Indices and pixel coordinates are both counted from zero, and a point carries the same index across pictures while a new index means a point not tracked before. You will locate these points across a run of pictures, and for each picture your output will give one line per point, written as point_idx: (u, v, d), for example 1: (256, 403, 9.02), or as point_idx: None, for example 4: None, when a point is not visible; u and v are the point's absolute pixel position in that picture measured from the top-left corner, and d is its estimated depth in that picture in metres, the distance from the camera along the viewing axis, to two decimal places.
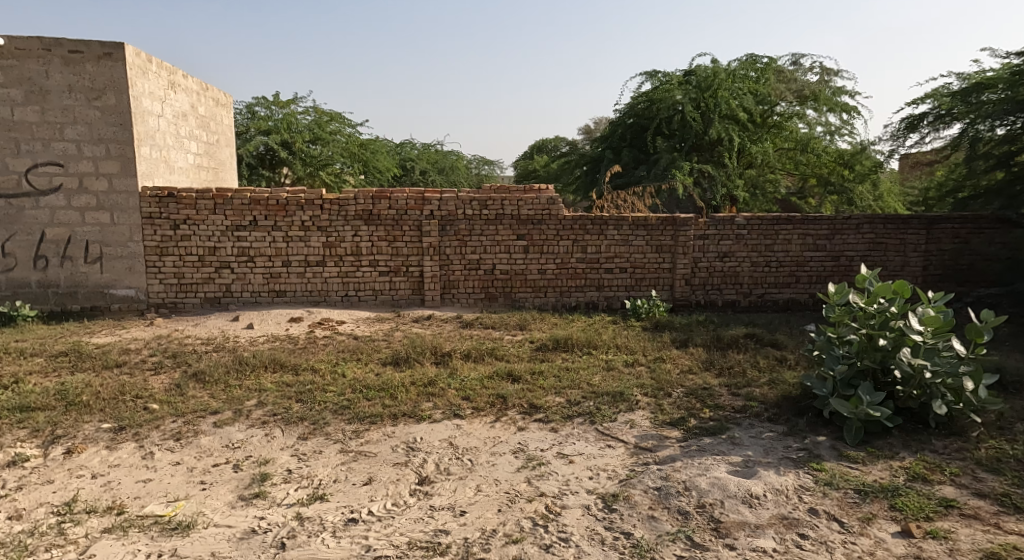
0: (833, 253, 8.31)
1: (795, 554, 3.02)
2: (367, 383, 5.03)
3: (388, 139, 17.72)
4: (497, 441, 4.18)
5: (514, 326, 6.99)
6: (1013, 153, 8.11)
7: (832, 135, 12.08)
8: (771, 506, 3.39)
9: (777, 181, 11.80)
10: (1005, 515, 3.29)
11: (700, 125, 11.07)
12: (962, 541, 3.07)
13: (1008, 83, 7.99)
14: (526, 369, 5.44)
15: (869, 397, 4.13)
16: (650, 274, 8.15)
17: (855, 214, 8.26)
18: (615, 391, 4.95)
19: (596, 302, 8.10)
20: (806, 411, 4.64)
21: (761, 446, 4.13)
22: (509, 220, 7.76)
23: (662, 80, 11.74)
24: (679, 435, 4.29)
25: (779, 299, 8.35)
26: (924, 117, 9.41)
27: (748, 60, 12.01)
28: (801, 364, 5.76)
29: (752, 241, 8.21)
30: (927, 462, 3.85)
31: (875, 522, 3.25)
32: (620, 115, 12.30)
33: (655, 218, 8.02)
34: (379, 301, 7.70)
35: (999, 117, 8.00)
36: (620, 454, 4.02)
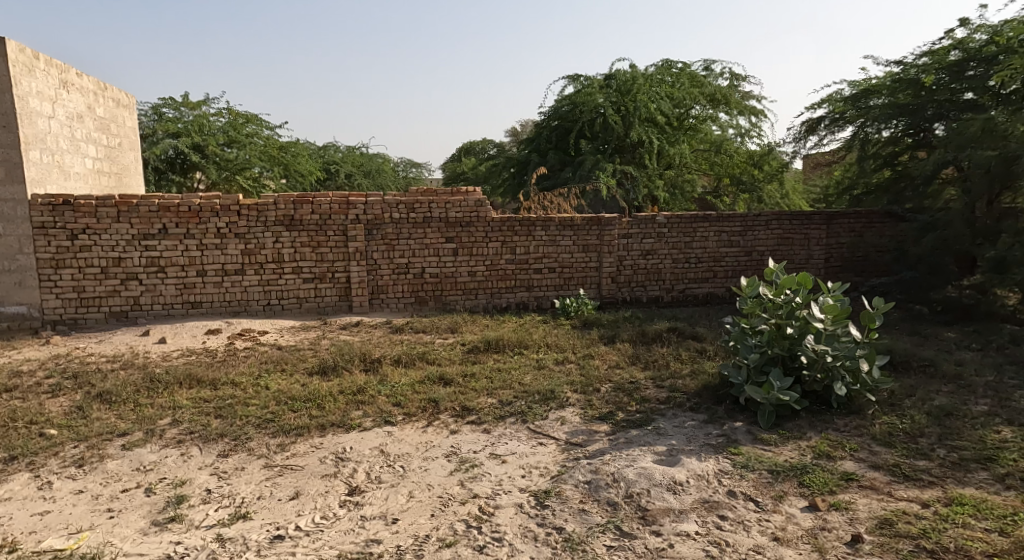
0: (746, 249, 8.80)
1: (716, 536, 3.18)
2: (293, 394, 4.89)
3: (308, 142, 17.22)
4: (429, 446, 4.17)
5: (445, 329, 6.99)
6: (896, 153, 9.21)
7: (742, 137, 12.83)
8: (693, 491, 3.57)
9: (695, 181, 12.22)
10: (897, 483, 3.60)
11: (621, 128, 11.41)
12: (861, 510, 3.33)
13: (891, 90, 9.00)
14: (458, 372, 5.45)
15: (779, 382, 4.42)
16: (578, 273, 8.34)
17: (764, 211, 8.77)
18: (546, 390, 5.04)
19: (526, 303, 8.20)
20: (725, 399, 4.90)
21: (684, 434, 4.33)
22: (437, 223, 7.75)
23: (584, 83, 12.02)
24: (607, 428, 4.43)
25: (698, 293, 8.75)
26: (821, 120, 10.14)
27: (664, 66, 12.57)
28: (719, 354, 6.07)
29: (672, 239, 8.56)
30: (831, 440, 4.15)
31: (786, 499, 3.48)
32: (545, 117, 12.48)
33: (581, 219, 8.21)
34: (304, 309, 7.50)
35: (885, 120, 8.97)
36: (552, 451, 4.11)
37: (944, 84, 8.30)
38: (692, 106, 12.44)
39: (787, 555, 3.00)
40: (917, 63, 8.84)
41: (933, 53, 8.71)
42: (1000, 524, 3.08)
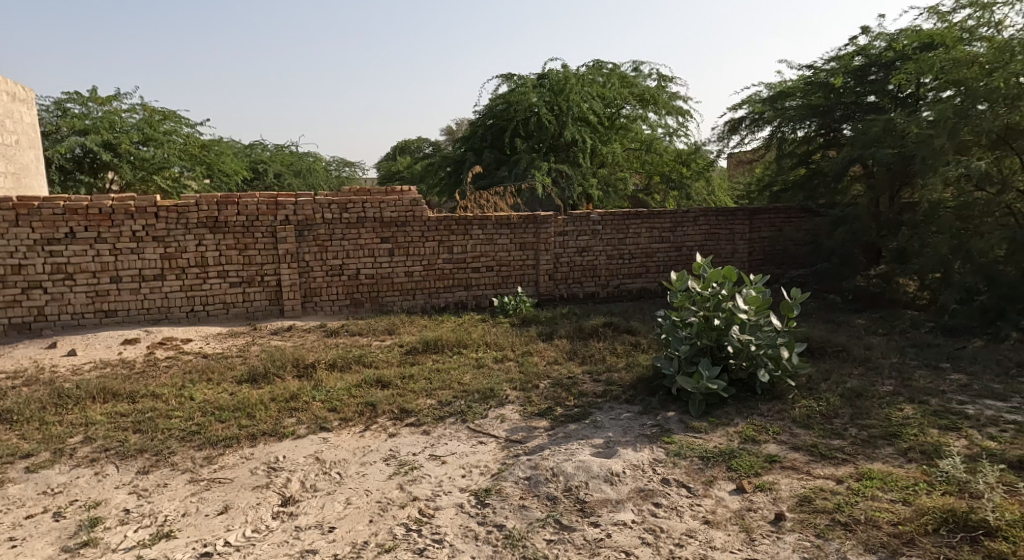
0: (676, 244, 9.11)
1: (651, 523, 3.29)
2: (220, 404, 4.70)
3: (233, 141, 16.55)
4: (367, 450, 4.10)
5: (382, 331, 6.88)
6: (810, 152, 9.76)
7: (671, 136, 13.25)
8: (629, 481, 3.66)
9: (627, 179, 12.52)
10: (815, 462, 3.82)
11: (555, 127, 11.55)
12: (783, 489, 3.52)
13: (804, 92, 9.53)
14: (395, 374, 5.38)
15: (707, 372, 4.61)
16: (516, 271, 8.40)
17: (692, 207, 9.09)
18: (485, 389, 5.05)
19: (464, 302, 8.19)
20: (658, 390, 5.06)
21: (620, 426, 4.44)
22: (372, 223, 7.62)
23: (518, 82, 12.01)
24: (546, 424, 4.49)
25: (632, 288, 8.98)
26: (742, 121, 10.62)
27: (595, 67, 12.80)
28: (652, 347, 6.25)
29: (606, 236, 8.75)
30: (756, 425, 4.36)
31: (715, 483, 3.63)
32: (479, 116, 12.44)
33: (516, 217, 8.27)
34: (232, 315, 7.21)
35: (798, 120, 9.50)
36: (492, 449, 4.13)
37: (849, 87, 8.89)
38: (622, 105, 12.75)
39: (717, 537, 3.13)
40: (826, 68, 9.42)
41: (839, 58, 9.31)
42: (906, 495, 3.32)
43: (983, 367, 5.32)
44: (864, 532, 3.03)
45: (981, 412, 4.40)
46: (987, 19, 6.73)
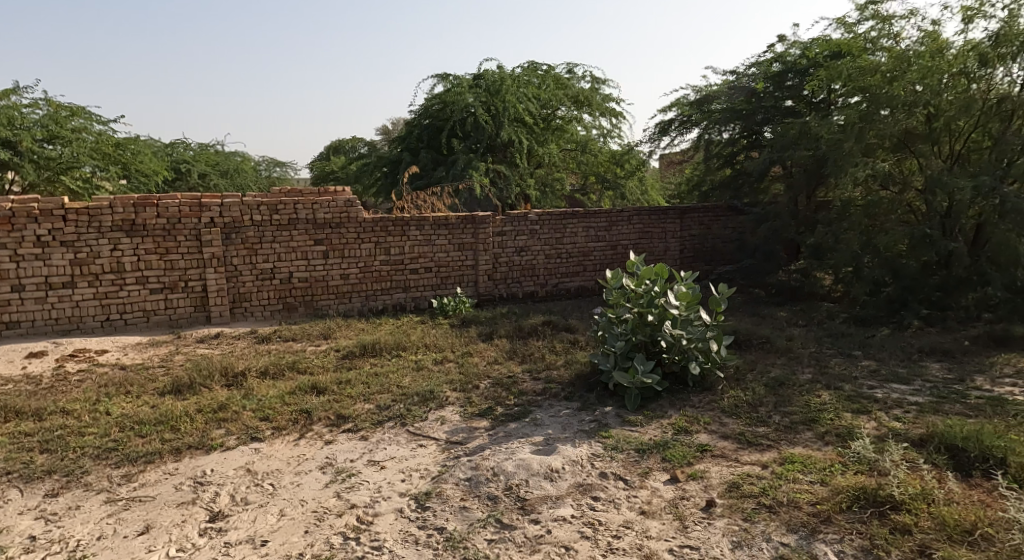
0: (611, 243, 9.31)
1: (590, 517, 3.34)
2: (140, 417, 4.46)
3: (152, 139, 15.69)
4: (302, 459, 3.99)
5: (317, 336, 6.71)
6: (735, 153, 10.20)
7: (605, 137, 13.53)
8: (569, 477, 3.72)
9: (563, 179, 12.69)
10: (743, 449, 3.99)
11: (492, 128, 11.58)
12: (714, 477, 3.66)
13: (729, 96, 9.95)
14: (331, 379, 5.25)
15: (642, 366, 4.73)
16: (454, 272, 8.36)
17: (626, 207, 9.31)
18: (424, 391, 5.01)
19: (403, 304, 8.09)
20: (595, 386, 5.16)
21: (559, 423, 4.50)
22: (304, 225, 7.42)
23: (453, 82, 11.97)
24: (486, 424, 4.50)
25: (570, 287, 9.12)
26: (672, 123, 10.98)
27: (530, 68, 12.92)
28: (590, 344, 6.37)
29: (544, 235, 8.84)
30: (688, 416, 4.52)
31: (651, 474, 3.74)
32: (415, 116, 12.28)
33: (454, 217, 8.24)
34: (153, 323, 6.86)
35: (723, 123, 9.91)
36: (432, 451, 4.10)
37: (769, 92, 9.34)
38: (557, 107, 12.91)
39: (653, 527, 3.22)
40: (747, 73, 9.88)
41: (759, 64, 9.78)
42: (823, 476, 3.52)
43: (891, 354, 5.71)
44: (787, 513, 3.19)
45: (888, 395, 4.71)
46: (887, 30, 7.19)
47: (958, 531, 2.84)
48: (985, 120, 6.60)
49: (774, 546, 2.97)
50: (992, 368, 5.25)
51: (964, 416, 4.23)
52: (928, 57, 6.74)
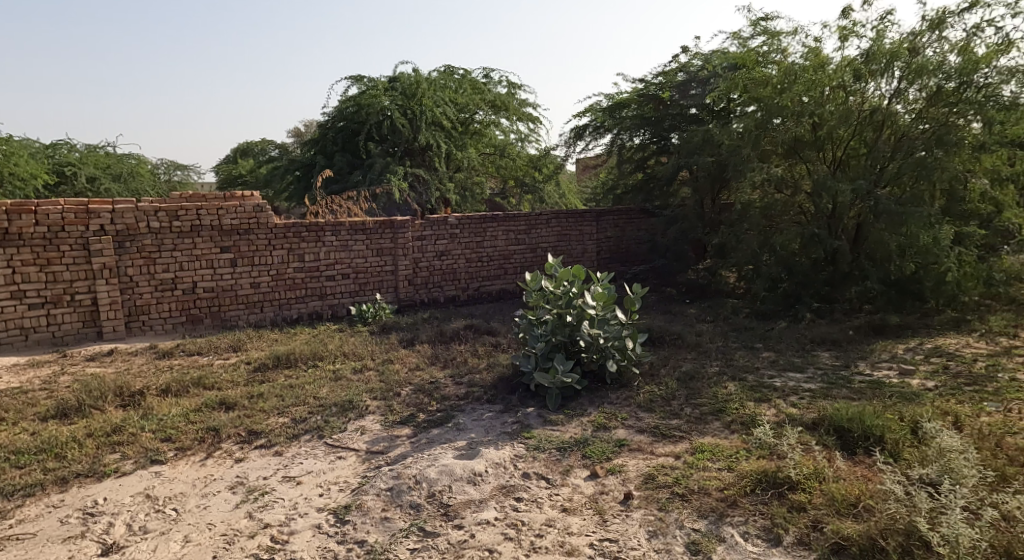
0: (531, 246, 9.44)
1: (513, 518, 3.38)
2: (19, 446, 4.09)
3: (31, 141, 14.40)
4: (209, 480, 3.79)
5: (226, 349, 6.39)
6: (645, 158, 10.64)
7: (523, 141, 13.69)
8: (492, 479, 3.74)
9: (483, 183, 12.81)
10: (658, 441, 4.16)
11: (409, 131, 11.45)
12: (631, 470, 3.79)
13: (638, 103, 10.37)
14: (242, 394, 5.02)
15: (562, 366, 4.83)
16: (373, 278, 8.19)
17: (544, 210, 9.47)
18: (343, 401, 4.88)
19: (320, 312, 7.84)
20: (517, 388, 5.22)
21: (482, 426, 4.52)
22: (208, 232, 7.06)
23: (368, 85, 11.70)
24: (409, 431, 4.45)
25: (492, 290, 9.18)
26: (586, 128, 11.27)
27: (446, 72, 12.89)
28: (512, 346, 6.44)
29: (464, 239, 8.84)
30: (607, 413, 4.66)
31: (572, 471, 3.83)
32: (328, 119, 11.84)
33: (372, 222, 8.09)
34: (34, 342, 6.30)
35: (634, 129, 10.35)
36: (351, 463, 4.01)
37: (674, 101, 9.83)
38: (475, 111, 12.93)
39: (574, 523, 3.29)
40: (654, 82, 10.31)
41: (665, 73, 10.26)
42: (730, 462, 3.73)
43: (789, 345, 6.13)
44: (698, 500, 3.36)
45: (786, 383, 5.06)
46: (776, 45, 7.66)
47: (845, 505, 3.09)
48: (861, 129, 7.19)
49: (686, 533, 3.12)
50: (874, 354, 5.74)
51: (850, 399, 4.60)
52: (811, 71, 7.23)
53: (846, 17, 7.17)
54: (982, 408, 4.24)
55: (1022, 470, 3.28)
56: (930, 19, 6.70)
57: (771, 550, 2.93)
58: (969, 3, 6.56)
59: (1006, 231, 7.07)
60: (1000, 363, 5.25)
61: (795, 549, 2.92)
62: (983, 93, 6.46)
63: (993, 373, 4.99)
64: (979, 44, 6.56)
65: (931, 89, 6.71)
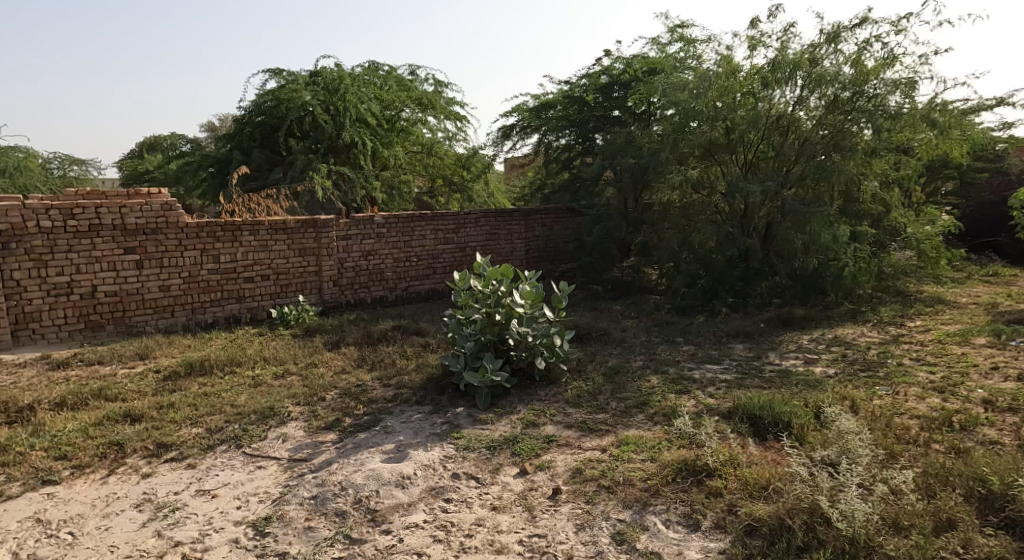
0: (459, 245, 9.41)
1: (442, 520, 3.35)
2: None
3: None
4: (112, 499, 3.55)
5: (132, 357, 6.00)
6: (571, 158, 10.85)
7: (450, 140, 13.57)
8: (421, 482, 3.70)
9: (410, 182, 12.64)
10: (585, 436, 4.24)
11: (332, 128, 11.10)
12: (559, 466, 3.84)
13: (564, 105, 10.59)
14: (150, 405, 4.72)
15: (491, 365, 4.84)
16: (295, 279, 7.91)
17: (473, 209, 9.45)
18: (263, 408, 4.68)
19: (237, 316, 7.49)
20: (446, 388, 5.18)
21: (411, 428, 4.45)
22: (110, 232, 6.61)
23: (287, 78, 11.23)
24: (334, 436, 4.32)
25: (421, 290, 9.08)
26: (513, 128, 11.34)
27: (371, 68, 12.60)
28: (441, 346, 6.39)
29: (391, 238, 8.69)
30: (535, 410, 4.71)
31: (501, 470, 3.84)
32: (245, 113, 11.30)
33: (293, 221, 7.81)
34: None
35: (560, 129, 10.53)
36: (272, 472, 3.85)
37: (599, 103, 10.12)
38: (401, 109, 12.67)
39: (503, 521, 3.30)
40: (579, 84, 10.49)
41: (589, 76, 10.49)
42: (653, 453, 3.85)
43: (707, 338, 6.39)
44: (623, 491, 3.45)
45: (704, 375, 5.28)
46: (692, 52, 8.04)
47: (757, 488, 3.26)
48: (769, 133, 7.60)
49: (612, 524, 3.19)
50: (783, 345, 6.09)
51: (762, 388, 4.85)
52: (724, 77, 7.55)
53: (754, 27, 7.55)
54: (875, 391, 4.58)
55: (908, 447, 3.57)
56: (827, 32, 7.16)
57: (690, 535, 3.05)
58: (861, 20, 7.06)
59: (894, 229, 7.81)
60: (891, 350, 5.69)
61: (712, 533, 3.04)
62: (873, 103, 7.01)
63: (886, 360, 5.40)
64: (869, 57, 7.08)
65: (829, 97, 7.21)
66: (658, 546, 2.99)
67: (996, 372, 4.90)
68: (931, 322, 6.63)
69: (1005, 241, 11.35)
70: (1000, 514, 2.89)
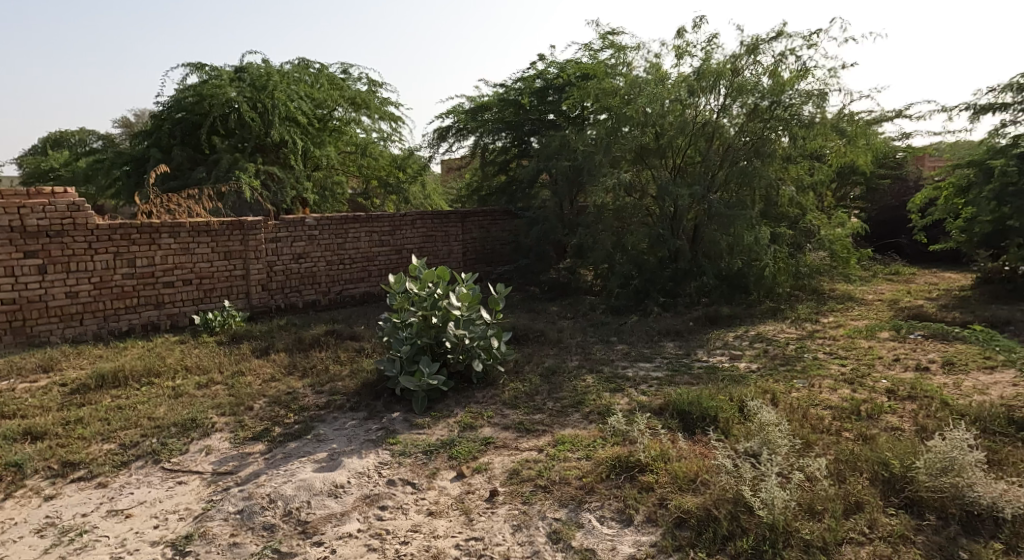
0: (395, 247, 9.26)
1: (376, 528, 3.27)
2: None
3: None
4: (10, 525, 3.28)
5: (36, 370, 5.57)
6: (508, 160, 10.91)
7: (385, 141, 13.35)
8: (355, 490, 3.60)
9: (344, 183, 12.36)
10: (522, 437, 4.25)
11: (259, 126, 10.66)
12: (496, 467, 3.84)
13: (500, 107, 10.64)
14: (55, 421, 4.40)
15: (428, 368, 4.79)
16: (220, 283, 7.57)
17: (409, 211, 9.33)
18: (184, 420, 4.45)
19: (156, 323, 7.09)
20: (382, 393, 5.08)
21: (344, 436, 4.34)
22: (8, 234, 6.13)
23: (210, 73, 10.77)
24: (262, 447, 4.16)
25: (355, 293, 8.87)
26: (449, 130, 11.28)
27: (301, 65, 12.26)
28: (376, 351, 6.26)
29: (323, 241, 8.46)
30: (473, 412, 4.68)
31: (438, 474, 3.80)
32: (164, 109, 10.73)
33: (217, 223, 7.48)
34: None
35: (495, 132, 10.57)
36: (194, 487, 3.67)
37: (534, 106, 10.27)
38: (333, 108, 12.36)
39: (440, 526, 3.27)
40: (514, 87, 10.67)
41: (524, 80, 10.64)
42: (588, 451, 3.91)
43: (639, 338, 6.54)
44: (559, 490, 3.48)
45: (637, 373, 5.41)
46: (622, 59, 8.20)
47: (686, 481, 3.37)
48: (695, 139, 7.88)
49: (548, 523, 3.21)
50: (710, 342, 6.31)
51: (690, 384, 5.01)
52: (653, 84, 7.72)
53: (681, 37, 7.81)
54: (793, 384, 4.82)
55: (822, 436, 3.77)
56: (747, 44, 7.49)
57: (623, 530, 3.10)
58: (777, 33, 7.43)
59: (809, 230, 8.26)
60: (807, 345, 6.01)
61: (644, 527, 3.10)
62: (789, 112, 7.41)
63: (803, 354, 5.70)
64: (785, 69, 7.46)
65: (750, 106, 7.55)
66: (593, 542, 3.03)
67: (898, 363, 5.26)
68: (843, 318, 7.04)
69: (904, 242, 12.20)
70: (900, 495, 3.10)
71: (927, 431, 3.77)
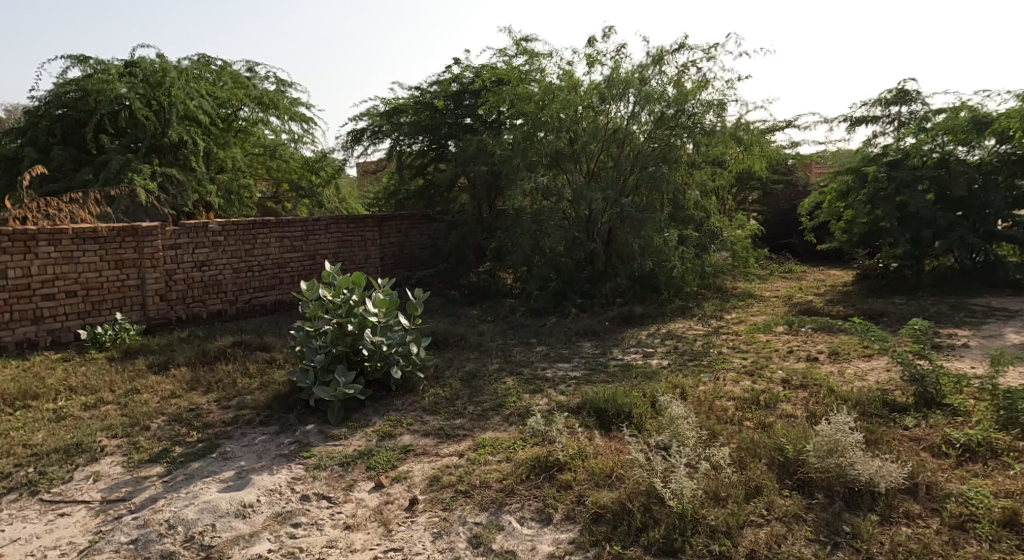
0: (308, 253, 8.93)
1: (289, 546, 3.12)
2: None
3: None
4: None
5: None
6: (425, 163, 10.84)
7: (296, 142, 12.85)
8: (265, 509, 3.42)
9: (251, 186, 11.76)
10: (442, 443, 4.19)
11: (155, 125, 9.99)
12: (416, 475, 3.76)
13: (416, 111, 10.54)
14: None
15: (343, 377, 4.63)
16: (111, 295, 7.02)
17: (323, 215, 9.03)
18: (67, 445, 4.08)
19: (34, 339, 6.47)
20: (295, 405, 4.87)
21: (254, 452, 4.12)
22: None
23: (96, 67, 9.98)
24: (161, 469, 3.88)
25: (265, 301, 8.48)
26: (364, 132, 11.04)
27: (200, 61, 11.52)
28: (288, 361, 6.00)
29: (229, 247, 8.03)
30: (391, 420, 4.58)
31: (355, 486, 3.68)
32: (42, 105, 9.85)
33: (107, 229, 6.94)
34: None
35: (412, 135, 10.45)
36: (80, 518, 3.36)
37: (450, 109, 10.28)
38: (239, 108, 11.68)
39: (357, 539, 3.16)
40: (429, 90, 10.60)
41: (439, 83, 10.61)
42: (508, 453, 3.91)
43: (557, 338, 6.64)
44: (479, 494, 3.45)
45: (556, 374, 5.48)
46: (536, 66, 8.29)
47: (603, 477, 3.43)
48: (607, 144, 8.11)
49: (468, 528, 3.18)
50: (625, 341, 6.50)
51: (606, 383, 5.14)
52: (566, 90, 7.89)
53: (591, 45, 8.02)
54: (700, 378, 5.04)
55: (727, 426, 3.97)
56: (653, 55, 7.79)
57: (543, 529, 3.12)
58: (680, 45, 7.78)
59: (713, 232, 8.70)
60: (712, 340, 6.32)
61: (563, 525, 3.14)
62: (692, 120, 7.81)
63: (709, 349, 5.99)
64: (687, 79, 7.82)
65: (657, 114, 7.84)
66: (513, 544, 3.03)
67: (792, 354, 5.64)
68: (744, 314, 7.47)
69: (796, 243, 13.11)
70: (794, 477, 3.30)
71: (816, 417, 4.05)
